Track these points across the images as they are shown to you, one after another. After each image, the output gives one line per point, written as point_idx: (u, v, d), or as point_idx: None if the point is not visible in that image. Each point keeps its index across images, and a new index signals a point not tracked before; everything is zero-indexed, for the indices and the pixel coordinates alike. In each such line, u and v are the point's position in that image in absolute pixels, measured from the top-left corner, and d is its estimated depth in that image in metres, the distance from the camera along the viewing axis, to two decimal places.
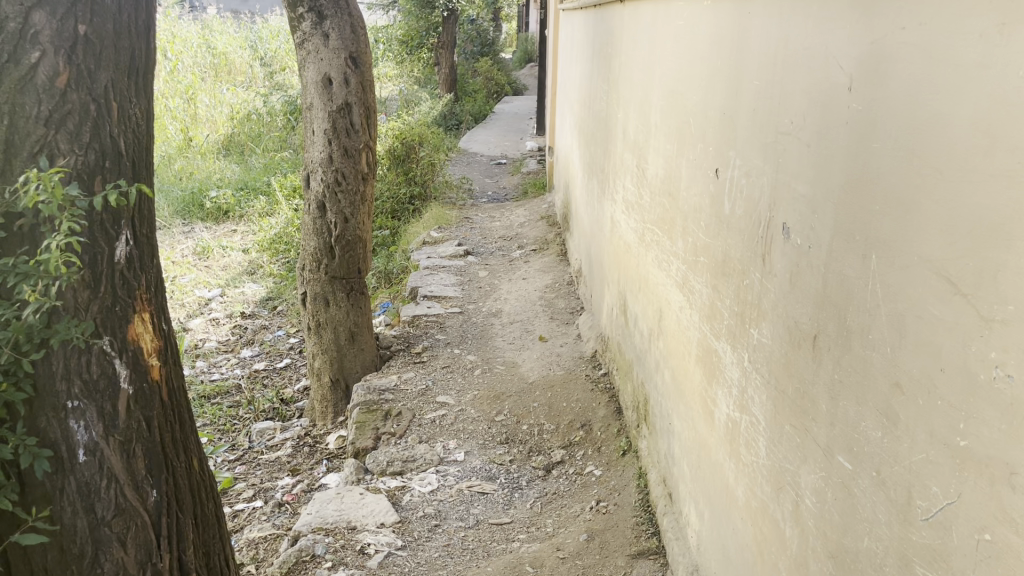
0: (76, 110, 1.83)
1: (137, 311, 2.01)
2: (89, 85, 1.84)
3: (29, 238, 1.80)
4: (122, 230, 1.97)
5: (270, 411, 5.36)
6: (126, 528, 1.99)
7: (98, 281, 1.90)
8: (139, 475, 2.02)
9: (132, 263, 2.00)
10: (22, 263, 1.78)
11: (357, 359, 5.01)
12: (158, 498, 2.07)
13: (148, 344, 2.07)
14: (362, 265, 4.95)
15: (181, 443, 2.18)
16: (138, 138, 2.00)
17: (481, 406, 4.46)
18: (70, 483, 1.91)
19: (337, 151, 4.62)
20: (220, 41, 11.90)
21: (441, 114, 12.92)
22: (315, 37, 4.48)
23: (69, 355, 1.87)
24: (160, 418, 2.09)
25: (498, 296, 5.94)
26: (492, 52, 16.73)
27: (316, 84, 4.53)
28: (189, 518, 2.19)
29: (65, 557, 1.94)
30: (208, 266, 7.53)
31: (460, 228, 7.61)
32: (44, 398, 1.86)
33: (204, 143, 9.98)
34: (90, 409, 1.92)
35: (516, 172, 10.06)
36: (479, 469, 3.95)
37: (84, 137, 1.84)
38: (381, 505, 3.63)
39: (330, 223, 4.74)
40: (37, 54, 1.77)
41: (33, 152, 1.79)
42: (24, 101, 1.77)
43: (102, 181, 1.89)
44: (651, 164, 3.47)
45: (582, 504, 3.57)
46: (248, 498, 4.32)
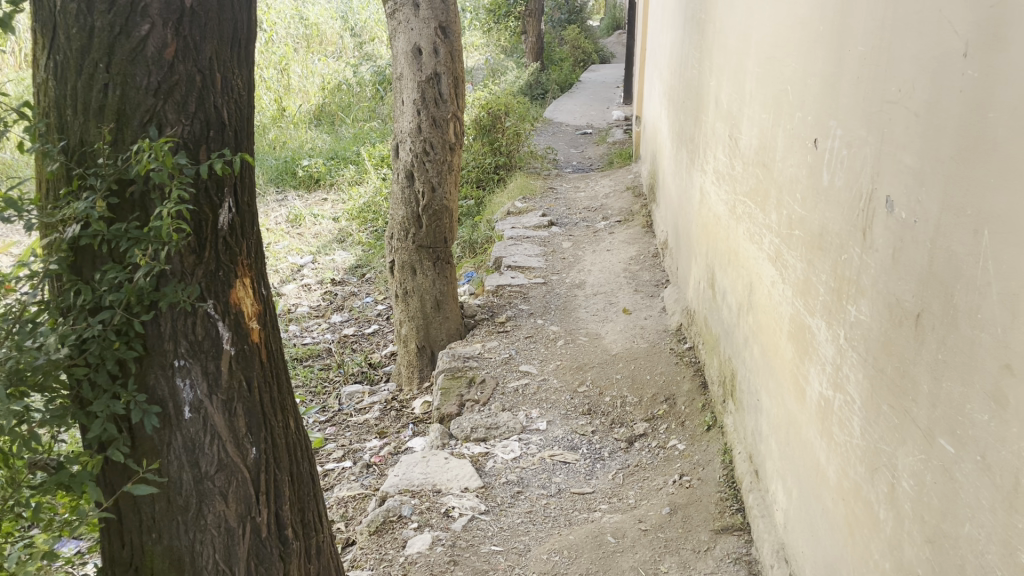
0: (182, 81, 1.90)
1: (238, 276, 2.09)
2: (194, 56, 1.91)
3: (139, 206, 1.90)
4: (225, 198, 2.03)
5: (359, 374, 5.51)
6: (228, 482, 2.09)
7: (203, 247, 1.99)
8: (239, 432, 2.11)
9: (235, 230, 2.07)
10: (134, 229, 1.87)
11: (442, 327, 5.08)
12: (257, 456, 2.16)
13: (249, 308, 2.15)
14: (449, 234, 5.00)
15: (279, 403, 2.26)
16: (241, 108, 2.06)
17: (563, 377, 4.48)
18: (176, 438, 2.02)
19: (426, 121, 4.67)
20: (313, 12, 12.12)
21: (529, 83, 12.88)
22: (405, 7, 4.53)
23: (176, 316, 1.97)
24: (259, 379, 2.18)
25: (582, 267, 5.92)
26: (580, 20, 16.51)
27: (406, 54, 4.59)
28: (286, 476, 2.26)
29: (172, 507, 2.05)
30: (300, 234, 7.75)
31: (545, 198, 7.60)
32: (154, 356, 1.98)
33: (297, 113, 10.23)
34: (195, 368, 2.02)
35: (601, 142, 9.95)
36: (562, 439, 3.98)
37: (189, 107, 1.92)
38: (466, 470, 3.70)
39: (418, 192, 4.80)
40: (146, 26, 1.83)
41: (144, 121, 1.87)
42: (134, 72, 1.85)
43: (207, 150, 1.96)
44: (744, 133, 3.37)
45: (665, 477, 3.55)
46: (338, 458, 4.47)
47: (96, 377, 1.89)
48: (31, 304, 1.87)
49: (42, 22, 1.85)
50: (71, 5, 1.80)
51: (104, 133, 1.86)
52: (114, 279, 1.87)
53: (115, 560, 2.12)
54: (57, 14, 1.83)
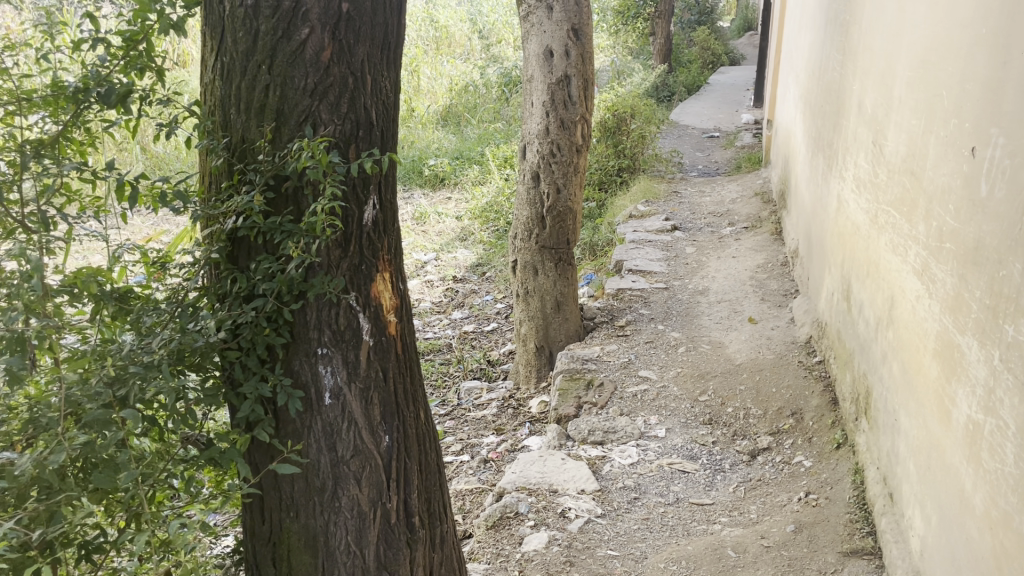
0: (336, 83, 1.99)
1: (379, 270, 2.18)
2: (348, 59, 2.00)
3: (293, 201, 2.01)
4: (370, 196, 2.12)
5: (478, 370, 5.61)
6: (362, 468, 2.18)
7: (348, 241, 2.08)
8: (374, 420, 2.20)
9: (378, 226, 2.16)
10: (288, 222, 1.97)
11: (562, 329, 5.09)
12: (390, 444, 2.24)
13: (388, 301, 2.23)
14: (572, 236, 5.00)
15: (412, 395, 2.33)
16: (388, 109, 2.14)
17: (684, 385, 4.40)
18: (316, 422, 2.13)
19: (554, 122, 4.70)
20: (443, 15, 12.38)
21: (655, 85, 12.72)
22: (539, 9, 4.56)
23: (321, 306, 2.08)
24: (394, 370, 2.26)
25: (706, 274, 5.80)
26: (710, 20, 16.14)
27: (538, 56, 4.64)
28: (416, 465, 2.33)
29: (310, 488, 2.16)
30: (425, 231, 7.95)
31: (669, 202, 7.49)
32: (299, 344, 2.09)
33: (425, 114, 10.48)
34: (336, 356, 2.12)
35: (729, 146, 9.71)
36: (681, 447, 3.91)
37: (342, 107, 2.01)
38: (583, 472, 3.70)
39: (543, 194, 4.83)
40: (306, 31, 1.93)
41: (300, 121, 1.98)
42: (294, 74, 1.95)
43: (356, 149, 2.05)
44: (890, 140, 3.22)
45: (790, 494, 3.44)
46: (456, 452, 4.57)
47: (247, 360, 2.01)
48: (191, 289, 2.01)
49: (212, 26, 1.98)
50: (238, 10, 1.92)
51: (265, 132, 1.97)
52: (268, 270, 1.98)
53: (255, 535, 2.24)
54: (226, 19, 1.95)
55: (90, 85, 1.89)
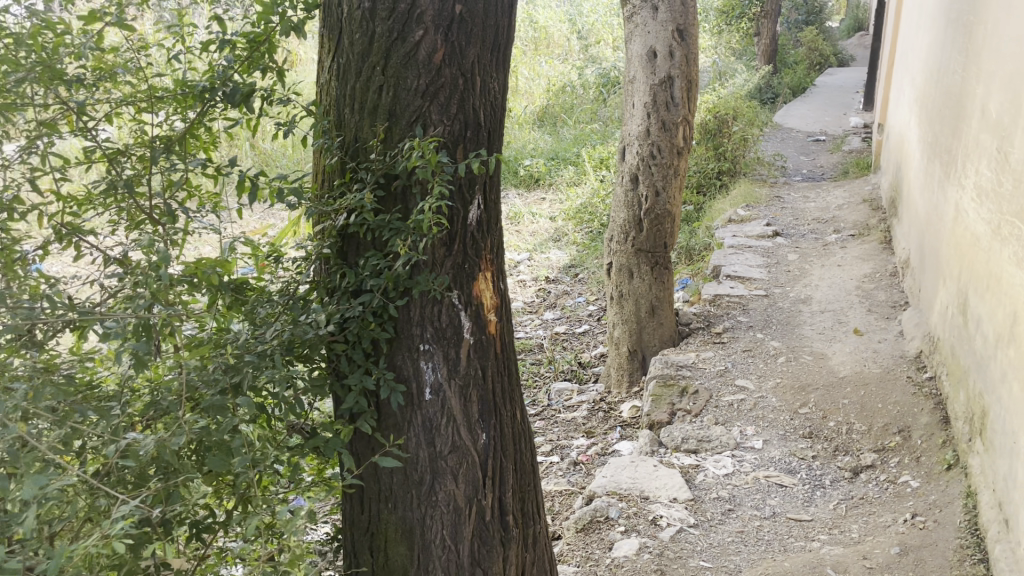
0: (447, 84, 2.02)
1: (482, 269, 2.20)
2: (459, 60, 2.02)
3: (401, 199, 2.05)
4: (476, 196, 2.14)
5: (569, 372, 5.58)
6: (459, 464, 2.21)
7: (453, 240, 2.11)
8: (472, 418, 2.22)
9: (482, 226, 2.18)
10: (396, 220, 2.02)
11: (656, 333, 5.01)
12: (487, 442, 2.26)
13: (489, 300, 2.25)
14: (669, 240, 4.90)
15: (509, 395, 2.35)
16: (496, 110, 2.16)
17: (783, 396, 4.27)
18: (416, 416, 2.17)
19: (655, 124, 4.64)
20: (543, 15, 12.37)
21: (758, 87, 12.39)
22: (643, 10, 4.52)
23: (425, 303, 2.12)
24: (493, 369, 2.28)
25: (808, 282, 5.62)
26: (818, 20, 15.61)
27: (641, 57, 4.59)
28: (511, 464, 2.35)
29: (408, 480, 2.20)
30: (519, 231, 7.98)
31: (770, 207, 7.30)
32: (403, 339, 2.14)
33: (522, 114, 10.50)
34: (437, 353, 2.16)
35: (835, 150, 9.37)
36: (779, 460, 3.80)
37: (451, 108, 2.04)
38: (676, 480, 3.64)
39: (642, 196, 4.77)
40: (420, 33, 1.97)
41: (411, 121, 2.02)
42: (406, 75, 1.99)
43: (463, 149, 2.08)
44: (1017, 147, 3.04)
45: (895, 514, 3.30)
46: (545, 453, 4.57)
47: (352, 353, 2.07)
48: (302, 283, 2.08)
49: (330, 27, 2.05)
50: (356, 13, 1.98)
51: (378, 131, 2.02)
52: (376, 266, 2.03)
53: (354, 524, 2.29)
54: (345, 21, 2.02)
55: (215, 85, 1.98)
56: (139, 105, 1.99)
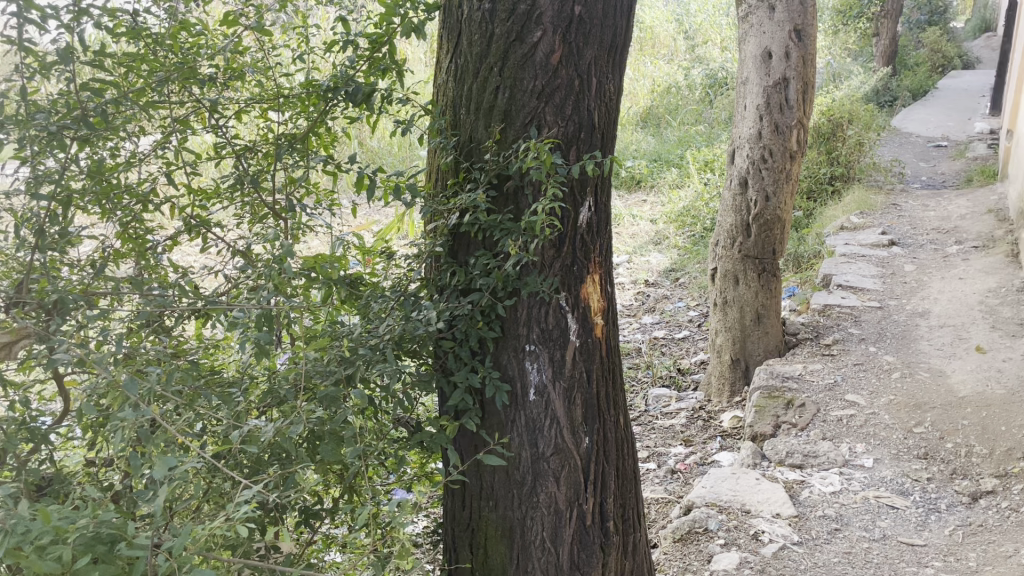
0: (563, 85, 2.01)
1: (590, 272, 2.18)
2: (576, 61, 2.01)
3: (513, 200, 2.06)
4: (587, 198, 2.13)
5: (667, 378, 5.35)
6: (561, 466, 2.20)
7: (562, 242, 2.10)
8: (575, 421, 2.21)
9: (592, 228, 2.16)
10: (507, 220, 2.02)
11: (760, 343, 4.81)
12: (589, 446, 2.24)
13: (596, 304, 2.23)
14: (778, 246, 4.71)
15: (613, 399, 2.32)
16: (611, 111, 2.14)
17: (897, 413, 4.08)
18: (520, 417, 2.17)
19: (768, 126, 4.50)
20: (649, 14, 12.12)
21: (875, 89, 11.87)
22: (760, 9, 4.41)
23: (533, 304, 2.12)
24: (598, 372, 2.26)
25: (926, 295, 5.34)
26: (942, 20, 14.84)
27: (755, 58, 4.48)
28: (613, 469, 2.32)
29: (509, 480, 2.21)
30: (619, 235, 7.73)
31: (886, 215, 6.98)
32: (509, 339, 2.14)
33: (625, 115, 10.32)
34: (543, 354, 2.15)
35: (958, 157, 8.89)
36: (890, 481, 3.63)
37: (567, 109, 2.03)
38: (779, 495, 3.52)
39: (751, 201, 4.62)
40: (539, 34, 1.97)
41: (526, 122, 2.02)
42: (523, 76, 2.00)
43: (577, 150, 2.06)
44: None
45: (1018, 545, 3.10)
46: (642, 459, 4.49)
47: (460, 351, 2.10)
48: (414, 280, 2.11)
49: (450, 29, 2.09)
50: (476, 14, 2.01)
51: (493, 132, 2.03)
52: (486, 265, 2.05)
53: (455, 519, 2.32)
54: (464, 23, 2.05)
55: (339, 85, 2.03)
56: (268, 103, 2.07)
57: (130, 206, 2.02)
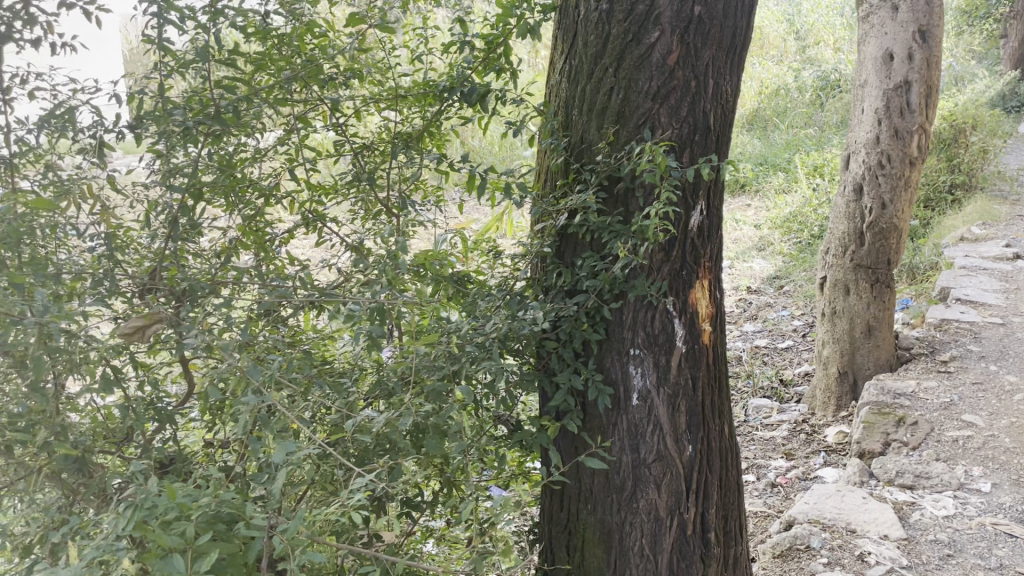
0: (679, 86, 1.99)
1: (700, 277, 2.14)
2: (694, 62, 1.98)
3: (623, 202, 2.04)
4: (699, 201, 2.09)
5: (769, 389, 5.18)
6: (662, 473, 2.17)
7: (672, 245, 2.07)
8: (679, 428, 2.18)
9: (703, 232, 2.11)
10: (616, 222, 2.01)
11: (871, 356, 4.62)
12: (692, 454, 2.20)
13: (704, 310, 2.18)
14: (894, 256, 4.49)
15: (718, 408, 2.27)
16: (728, 113, 2.09)
17: (1019, 437, 3.85)
18: (622, 421, 2.15)
19: (887, 131, 4.32)
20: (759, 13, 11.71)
21: (1001, 95, 11.21)
22: (882, 9, 4.24)
23: (639, 308, 2.10)
24: (704, 380, 2.21)
25: None
26: None
27: (875, 59, 4.31)
28: (716, 480, 2.27)
29: (609, 484, 2.19)
30: None
31: (1011, 227, 6.58)
32: (614, 342, 2.13)
33: None
34: (647, 359, 2.13)
35: None
36: (1010, 508, 3.41)
37: (682, 111, 2.00)
38: (887, 516, 3.37)
39: (866, 208, 4.42)
40: (656, 34, 1.96)
41: (639, 123, 2.00)
42: (639, 77, 1.98)
43: (690, 153, 2.03)
44: None
45: None
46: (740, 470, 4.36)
47: (563, 352, 2.10)
48: (519, 279, 2.13)
49: (565, 30, 2.10)
50: (593, 15, 2.01)
51: (606, 134, 2.02)
52: (593, 267, 2.04)
53: (552, 520, 2.32)
54: (581, 23, 2.05)
55: (454, 85, 2.06)
56: (385, 102, 2.12)
57: (253, 200, 2.11)
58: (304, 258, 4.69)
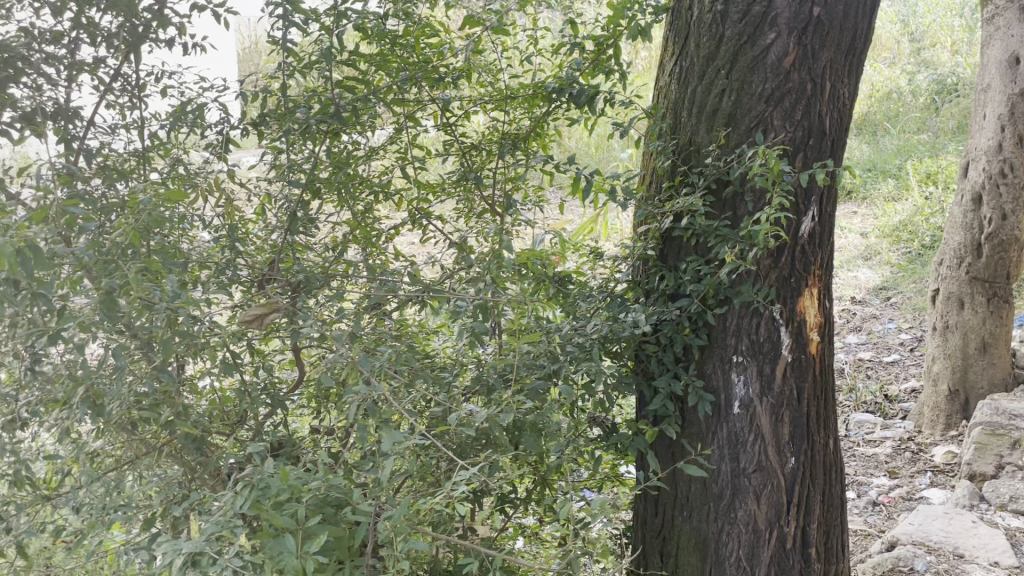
0: (794, 89, 1.95)
1: (809, 285, 2.08)
2: (810, 64, 1.94)
3: (731, 206, 2.00)
4: (810, 207, 2.03)
5: (872, 404, 4.91)
6: (762, 484, 2.13)
7: (780, 252, 2.02)
8: (781, 439, 2.13)
9: (813, 239, 2.06)
10: (724, 227, 1.97)
11: (985, 374, 4.38)
12: (795, 466, 2.15)
13: (812, 319, 2.12)
14: (1014, 270, 4.27)
15: (824, 420, 2.21)
16: (843, 118, 2.03)
17: None
18: (722, 429, 2.12)
19: (1011, 138, 4.12)
20: None
21: None
22: (1009, 11, 4.12)
23: (744, 315, 2.06)
24: (809, 391, 2.15)
25: None
26: None
27: (1000, 63, 4.15)
28: (819, 494, 2.21)
29: (706, 492, 2.16)
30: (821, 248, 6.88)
31: None
32: (716, 348, 2.09)
33: None
34: (751, 367, 2.09)
35: None
36: None
37: (796, 115, 1.95)
38: (999, 542, 3.20)
39: (985, 218, 4.20)
40: (772, 36, 1.93)
41: (751, 126, 1.96)
42: (752, 79, 1.95)
43: (804, 157, 1.98)
44: None
45: None
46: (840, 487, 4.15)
47: (663, 355, 2.09)
48: (621, 282, 2.13)
49: (677, 31, 2.08)
50: (707, 16, 2.00)
51: (716, 136, 1.99)
52: (697, 271, 2.02)
53: (645, 525, 2.30)
54: (694, 24, 2.03)
55: (563, 85, 2.07)
56: (494, 102, 2.15)
57: (363, 197, 2.17)
58: (407, 255, 4.79)
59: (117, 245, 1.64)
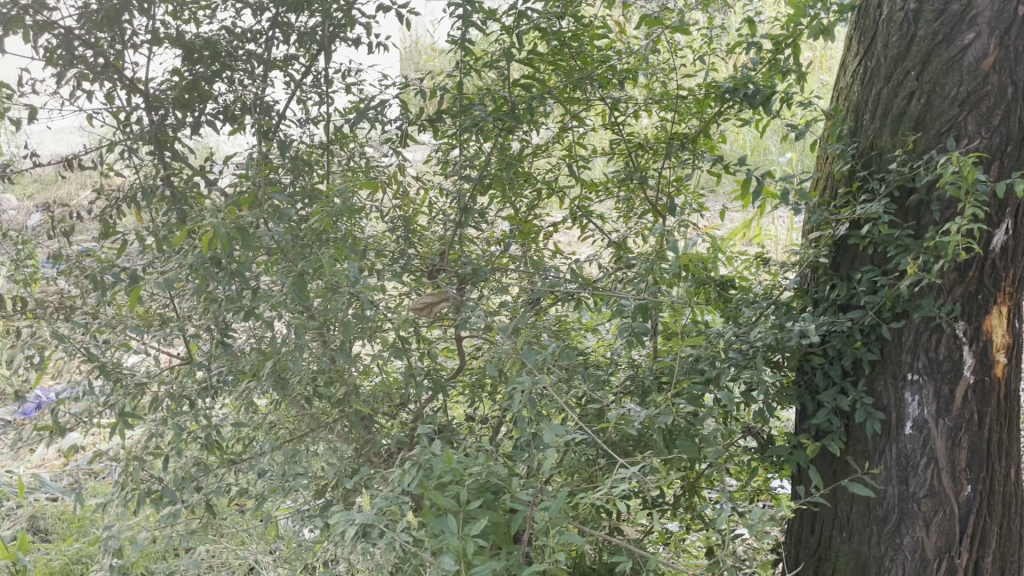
0: (992, 92, 1.84)
1: (998, 303, 1.95)
2: (1012, 67, 1.83)
3: (914, 215, 1.90)
4: (1005, 219, 1.90)
5: None
6: (933, 511, 2.01)
7: (968, 266, 1.90)
8: (957, 464, 2.00)
9: (1006, 253, 1.92)
10: (906, 236, 1.87)
11: None
12: (971, 495, 2.02)
13: (999, 339, 1.99)
14: None
15: (1006, 448, 2.06)
16: None
17: None
18: (891, 449, 2.01)
19: None
20: None
21: None
22: None
23: (923, 331, 1.95)
24: (992, 416, 2.01)
25: None
26: None
27: None
28: (997, 526, 2.06)
29: (869, 514, 2.06)
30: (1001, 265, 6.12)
31: None
32: (889, 364, 1.99)
33: None
34: (927, 386, 1.97)
35: None
36: None
37: (993, 120, 1.84)
38: None
39: None
40: (971, 36, 1.83)
41: (942, 131, 1.86)
42: (946, 82, 1.85)
43: (999, 166, 1.85)
44: None
45: None
46: None
47: (829, 369, 2.01)
48: (787, 289, 2.06)
49: (863, 31, 2.00)
50: (898, 15, 1.91)
51: (903, 141, 1.89)
52: (872, 281, 1.92)
53: (800, 543, 2.22)
54: (882, 23, 1.95)
55: (738, 85, 2.01)
56: (664, 102, 2.13)
57: (528, 193, 2.22)
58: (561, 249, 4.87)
59: (312, 230, 1.77)
